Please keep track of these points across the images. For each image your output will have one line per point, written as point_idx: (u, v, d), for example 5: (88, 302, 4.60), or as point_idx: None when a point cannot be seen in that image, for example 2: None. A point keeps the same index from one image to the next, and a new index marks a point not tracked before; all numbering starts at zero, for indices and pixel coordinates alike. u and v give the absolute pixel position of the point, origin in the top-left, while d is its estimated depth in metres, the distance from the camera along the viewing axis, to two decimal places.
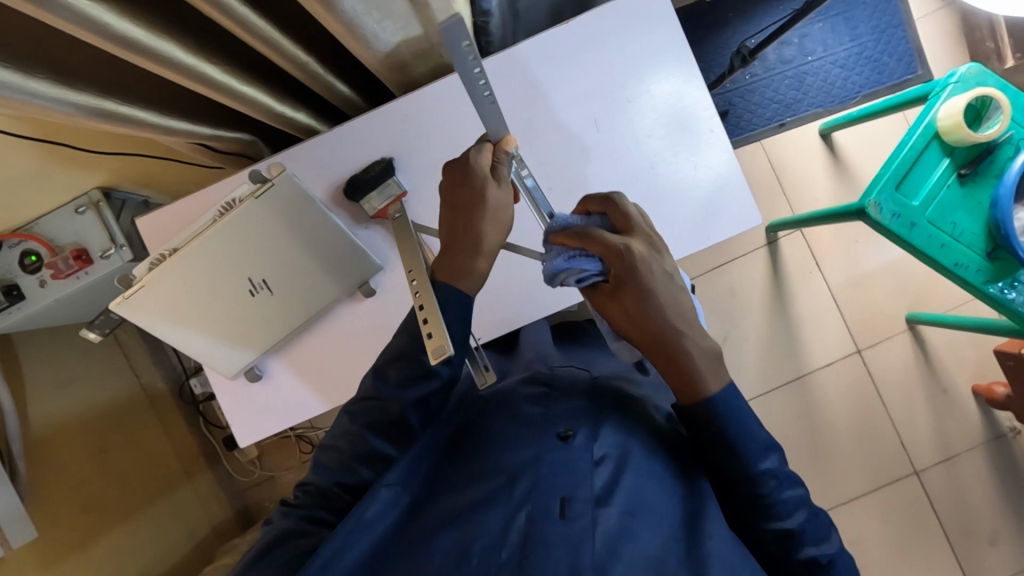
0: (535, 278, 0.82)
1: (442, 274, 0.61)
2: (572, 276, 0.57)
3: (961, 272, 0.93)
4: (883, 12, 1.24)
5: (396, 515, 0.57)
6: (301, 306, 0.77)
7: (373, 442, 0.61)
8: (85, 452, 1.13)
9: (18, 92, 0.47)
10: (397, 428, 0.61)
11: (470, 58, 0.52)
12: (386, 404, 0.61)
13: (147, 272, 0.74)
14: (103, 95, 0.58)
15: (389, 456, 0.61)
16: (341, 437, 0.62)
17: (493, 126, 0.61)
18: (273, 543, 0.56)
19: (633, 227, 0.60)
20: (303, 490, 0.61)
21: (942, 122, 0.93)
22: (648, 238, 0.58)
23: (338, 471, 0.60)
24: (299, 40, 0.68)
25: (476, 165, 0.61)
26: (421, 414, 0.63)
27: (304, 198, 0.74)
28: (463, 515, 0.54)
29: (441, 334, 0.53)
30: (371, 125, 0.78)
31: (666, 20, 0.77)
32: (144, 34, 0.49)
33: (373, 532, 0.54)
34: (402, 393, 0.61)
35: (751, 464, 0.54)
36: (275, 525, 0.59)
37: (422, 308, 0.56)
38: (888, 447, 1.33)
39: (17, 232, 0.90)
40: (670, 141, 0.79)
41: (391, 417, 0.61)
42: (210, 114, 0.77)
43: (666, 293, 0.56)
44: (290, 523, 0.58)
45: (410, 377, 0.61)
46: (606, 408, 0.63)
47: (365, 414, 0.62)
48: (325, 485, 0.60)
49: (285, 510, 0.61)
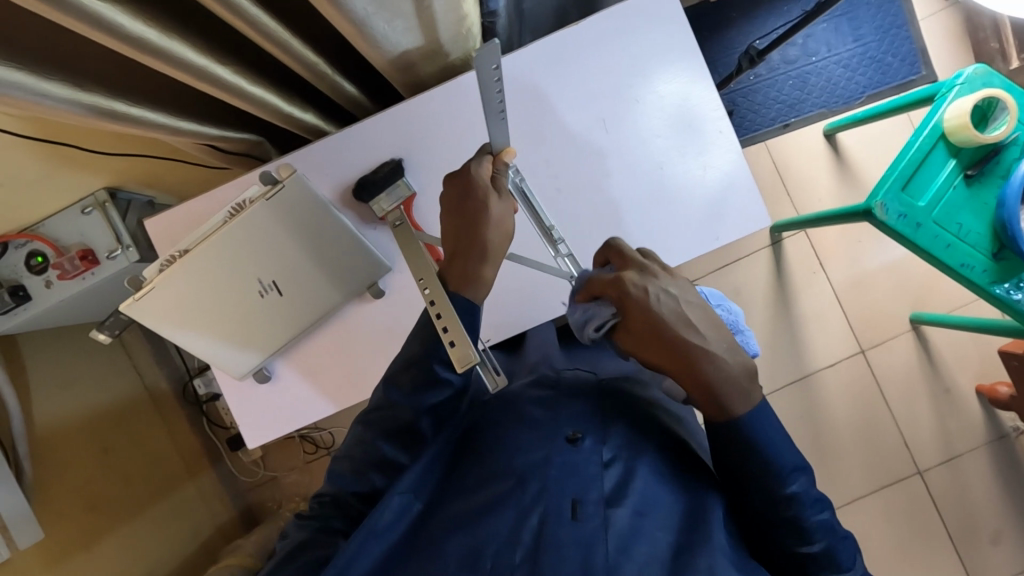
0: (540, 285, 0.82)
1: (452, 284, 0.60)
2: (592, 324, 0.58)
3: (966, 272, 0.93)
4: (887, 12, 1.24)
5: (407, 524, 0.56)
6: (311, 307, 0.77)
7: (383, 448, 0.61)
8: (89, 451, 1.13)
9: (28, 92, 0.47)
10: (409, 436, 0.62)
11: (495, 82, 0.49)
12: (398, 411, 0.62)
13: (158, 274, 0.74)
14: (112, 96, 0.58)
15: (401, 464, 0.62)
16: (354, 446, 0.63)
17: (497, 140, 0.61)
18: (290, 554, 0.57)
19: (631, 261, 0.61)
20: (318, 501, 0.61)
21: (948, 123, 0.93)
22: (644, 265, 0.60)
23: (354, 479, 0.61)
24: (307, 40, 0.68)
25: (478, 177, 0.62)
26: (432, 419, 0.64)
27: (314, 199, 0.73)
28: (471, 519, 0.54)
29: (464, 342, 0.54)
30: (379, 125, 0.78)
31: (672, 21, 0.77)
32: (155, 34, 0.49)
33: (385, 540, 0.54)
34: (417, 399, 0.62)
35: (760, 464, 0.54)
36: (290, 538, 0.59)
37: (438, 314, 0.56)
38: (892, 446, 1.33)
39: (23, 233, 0.90)
40: (677, 141, 0.79)
41: (404, 423, 0.62)
42: (217, 115, 0.77)
43: (667, 307, 0.56)
44: (307, 532, 0.59)
45: (422, 384, 0.62)
46: (613, 411, 0.63)
47: (379, 421, 0.62)
48: (341, 494, 0.60)
49: (298, 521, 0.61)
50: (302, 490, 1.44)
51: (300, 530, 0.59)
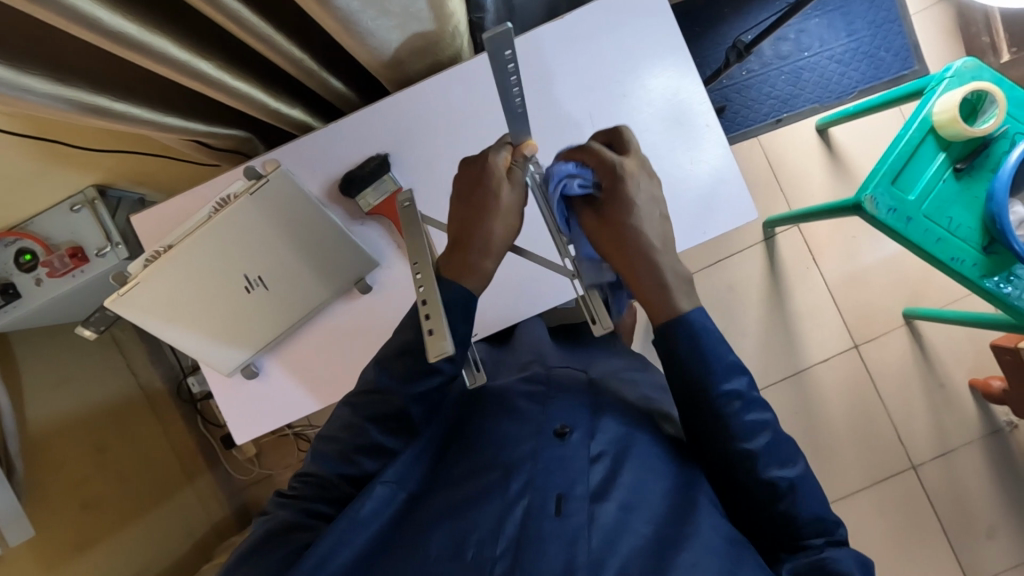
0: (537, 284, 0.82)
1: (448, 271, 0.61)
2: (579, 181, 0.61)
3: (957, 266, 0.93)
4: (880, 7, 1.23)
5: (394, 515, 0.57)
6: (298, 303, 0.77)
7: (372, 434, 0.61)
8: (81, 451, 1.12)
9: (9, 88, 0.47)
10: (398, 420, 0.61)
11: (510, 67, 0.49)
12: (388, 396, 0.61)
13: (143, 269, 0.74)
14: (97, 91, 0.57)
15: (389, 448, 0.61)
16: (342, 429, 0.62)
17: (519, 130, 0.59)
18: (273, 534, 0.56)
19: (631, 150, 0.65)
20: (302, 480, 0.61)
21: (938, 116, 0.93)
22: (642, 163, 0.64)
23: (340, 461, 0.61)
24: (293, 36, 0.67)
25: (493, 164, 0.61)
26: (423, 408, 0.63)
27: (300, 193, 0.73)
28: (459, 510, 0.54)
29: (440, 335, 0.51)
30: (367, 119, 0.78)
31: (661, 15, 0.77)
32: (137, 29, 0.49)
33: (368, 530, 0.54)
34: (407, 387, 0.61)
35: (744, 460, 0.55)
36: (271, 516, 0.59)
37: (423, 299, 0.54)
38: (885, 441, 1.33)
39: (12, 231, 0.90)
40: (665, 136, 0.78)
41: (394, 409, 0.61)
42: (205, 112, 0.77)
43: (646, 205, 0.62)
44: (287, 515, 0.58)
45: (414, 373, 0.61)
46: (604, 404, 0.63)
47: (368, 406, 0.61)
48: (327, 476, 0.60)
49: (282, 502, 0.61)
50: None
51: (280, 514, 0.59)
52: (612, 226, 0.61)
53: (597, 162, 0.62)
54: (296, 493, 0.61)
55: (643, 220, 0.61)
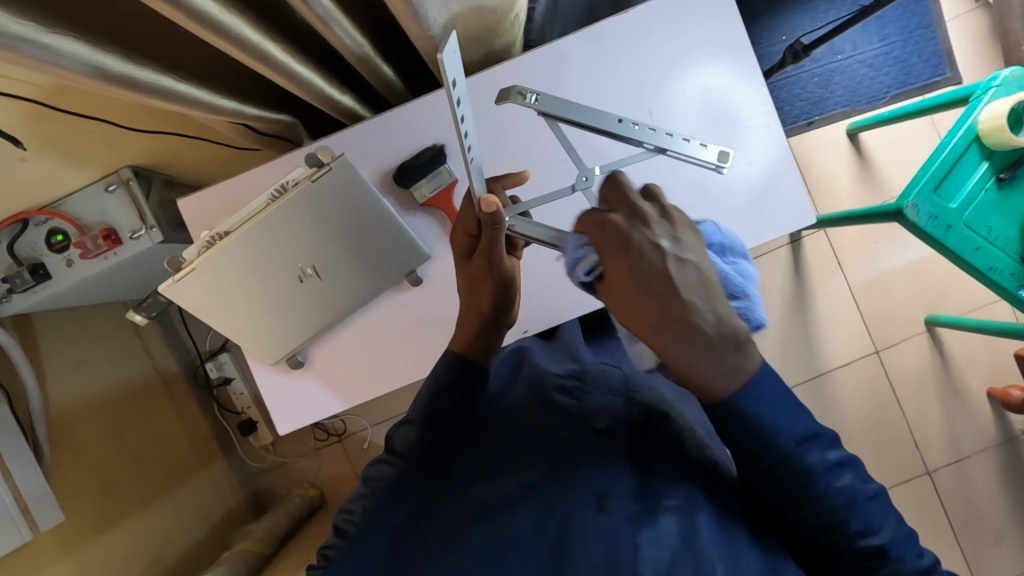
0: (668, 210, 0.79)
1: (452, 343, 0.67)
2: (579, 270, 0.47)
3: (994, 275, 0.93)
4: (914, 11, 1.21)
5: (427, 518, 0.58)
6: (348, 294, 0.76)
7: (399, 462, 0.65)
8: (98, 434, 1.11)
9: (84, 65, 0.46)
10: (423, 450, 0.64)
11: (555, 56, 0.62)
12: (423, 435, 0.65)
13: (198, 256, 0.72)
14: (160, 71, 0.55)
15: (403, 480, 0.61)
16: (379, 472, 0.66)
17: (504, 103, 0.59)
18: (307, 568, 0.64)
19: (623, 204, 0.46)
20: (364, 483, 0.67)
21: (983, 125, 0.93)
22: (650, 229, 0.44)
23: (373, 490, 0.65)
24: (353, 18, 0.65)
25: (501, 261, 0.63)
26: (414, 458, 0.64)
27: (359, 184, 0.72)
28: (491, 516, 0.55)
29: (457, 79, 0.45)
30: (421, 109, 0.76)
31: (720, 14, 0.76)
32: (217, 9, 0.47)
33: (392, 527, 0.57)
34: (400, 446, 0.65)
35: None
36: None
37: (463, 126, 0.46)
38: (902, 446, 1.34)
39: (43, 211, 0.87)
40: (721, 138, 0.78)
41: (414, 442, 0.65)
42: (253, 95, 0.74)
43: (687, 277, 0.43)
44: (387, 472, 0.65)
45: (437, 407, 0.65)
46: (642, 397, 0.62)
47: (401, 439, 0.65)
48: (382, 472, 0.66)
49: (389, 453, 0.66)
50: (311, 476, 1.44)
51: (381, 468, 0.66)
52: (646, 307, 0.43)
53: (584, 226, 0.46)
54: (404, 452, 0.65)
55: (649, 277, 0.43)
